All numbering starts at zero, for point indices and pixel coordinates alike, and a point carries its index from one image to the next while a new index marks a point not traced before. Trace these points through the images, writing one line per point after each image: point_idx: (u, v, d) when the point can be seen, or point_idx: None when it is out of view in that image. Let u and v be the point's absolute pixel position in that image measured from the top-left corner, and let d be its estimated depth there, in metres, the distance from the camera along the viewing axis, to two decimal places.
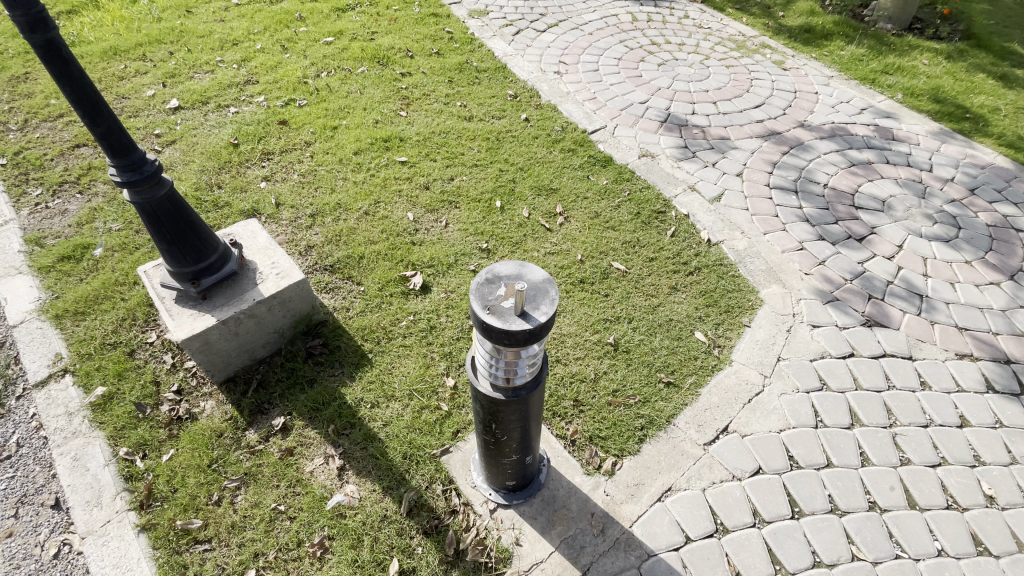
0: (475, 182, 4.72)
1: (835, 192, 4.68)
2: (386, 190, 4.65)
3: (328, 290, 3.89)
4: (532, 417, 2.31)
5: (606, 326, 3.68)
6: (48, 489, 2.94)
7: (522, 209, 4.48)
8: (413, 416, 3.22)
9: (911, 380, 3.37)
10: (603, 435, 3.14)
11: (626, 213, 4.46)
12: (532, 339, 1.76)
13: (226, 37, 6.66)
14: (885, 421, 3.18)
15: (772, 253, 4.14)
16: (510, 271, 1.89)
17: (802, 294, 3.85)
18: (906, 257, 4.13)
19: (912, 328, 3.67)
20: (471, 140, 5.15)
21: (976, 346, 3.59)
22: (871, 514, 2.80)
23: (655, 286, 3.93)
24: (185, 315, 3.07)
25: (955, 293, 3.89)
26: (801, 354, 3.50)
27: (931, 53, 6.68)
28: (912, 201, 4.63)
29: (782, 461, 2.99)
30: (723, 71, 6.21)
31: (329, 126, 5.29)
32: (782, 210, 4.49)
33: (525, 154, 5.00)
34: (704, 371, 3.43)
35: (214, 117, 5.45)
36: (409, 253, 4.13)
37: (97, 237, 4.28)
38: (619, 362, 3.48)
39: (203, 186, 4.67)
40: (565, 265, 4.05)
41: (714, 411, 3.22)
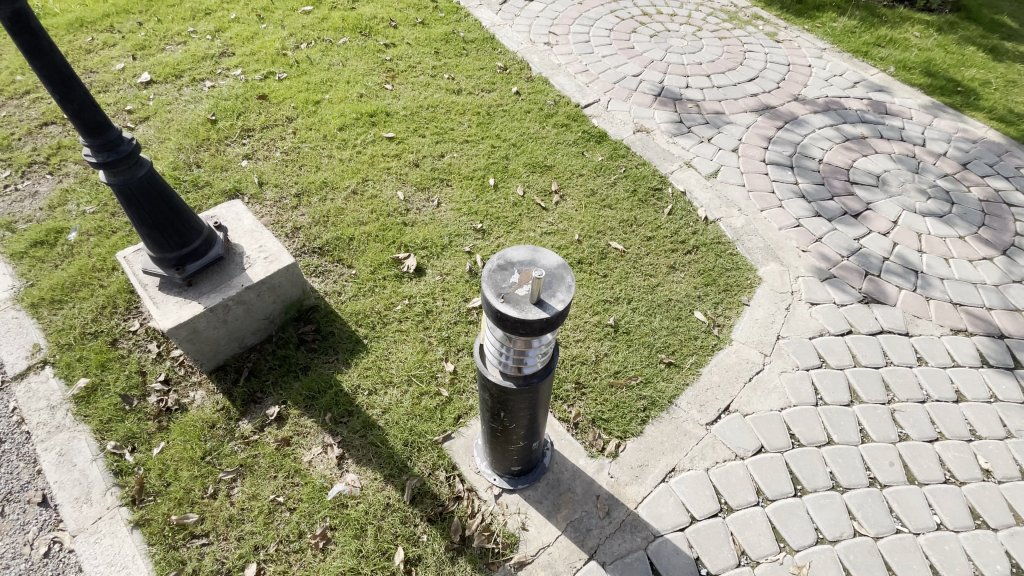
0: (467, 159, 4.58)
1: (830, 168, 4.65)
2: (374, 168, 4.47)
3: (318, 274, 3.76)
4: (541, 404, 2.26)
5: (605, 307, 3.63)
6: (33, 485, 2.82)
7: (516, 187, 4.36)
8: (413, 402, 3.15)
9: (908, 357, 3.40)
10: (605, 417, 3.12)
11: (622, 190, 4.37)
12: (547, 329, 1.69)
13: (197, 6, 6.29)
14: (883, 397, 3.21)
15: (769, 231, 4.11)
16: (523, 256, 1.81)
17: (800, 272, 3.84)
18: (902, 233, 4.14)
19: (908, 304, 3.69)
20: (461, 115, 4.97)
21: (970, 321, 3.63)
22: (872, 490, 2.84)
23: (654, 265, 3.88)
24: (170, 303, 2.93)
25: (950, 269, 3.92)
26: (801, 332, 3.50)
27: (922, 26, 6.62)
28: (906, 176, 4.63)
29: (784, 440, 3.00)
30: (716, 43, 6.08)
31: (312, 101, 5.05)
32: (779, 186, 4.45)
33: (518, 130, 4.85)
34: (705, 351, 3.41)
35: (189, 91, 5.17)
36: (401, 235, 4.00)
37: (71, 220, 4.06)
38: (620, 343, 3.44)
39: (181, 165, 4.44)
40: (562, 245, 3.96)
41: (715, 391, 3.22)
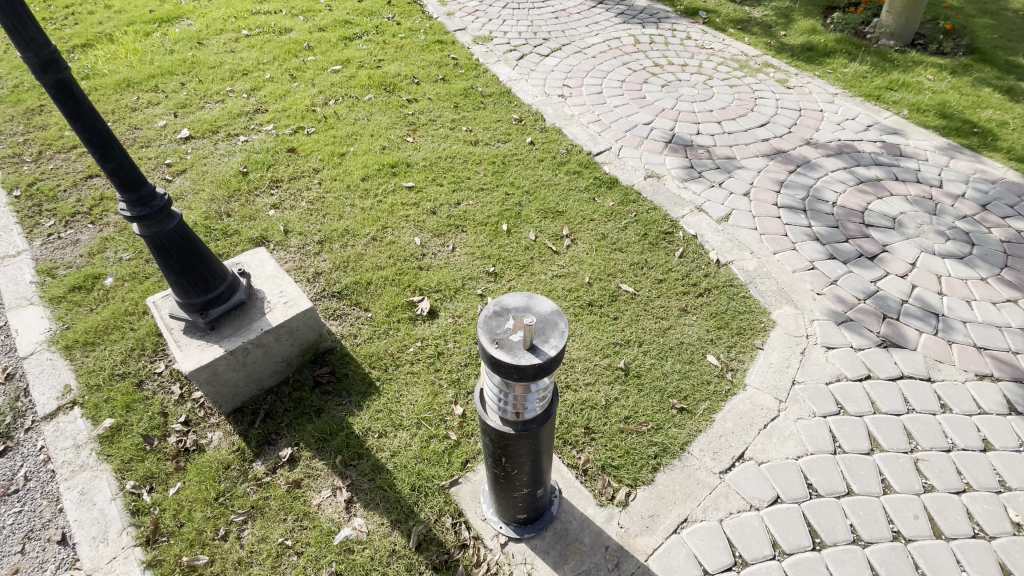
0: (482, 206, 4.73)
1: (844, 210, 4.64)
2: (393, 216, 4.66)
3: (336, 317, 3.88)
4: (543, 450, 2.27)
5: (615, 350, 3.63)
6: (55, 524, 2.91)
7: (528, 232, 4.48)
8: (421, 445, 3.17)
9: (930, 403, 3.29)
10: (615, 463, 3.08)
11: (633, 234, 4.44)
12: (542, 373, 1.73)
13: (236, 67, 6.80)
14: (906, 446, 3.09)
15: (782, 274, 4.09)
16: (518, 302, 1.87)
17: (815, 315, 3.79)
18: (920, 275, 4.07)
19: (929, 348, 3.59)
20: (477, 164, 5.17)
21: (996, 365, 3.51)
22: (896, 545, 2.70)
23: (665, 308, 3.89)
24: (193, 346, 3.07)
25: (972, 312, 3.82)
26: (817, 377, 3.43)
27: (935, 69, 6.68)
28: (923, 217, 4.58)
29: (801, 490, 2.91)
30: (726, 91, 6.23)
31: (337, 153, 5.34)
32: (792, 229, 4.45)
33: (531, 177, 5.01)
34: (718, 397, 3.36)
35: (224, 146, 5.54)
36: (416, 279, 4.12)
37: (108, 267, 4.32)
38: (630, 388, 3.42)
39: (213, 215, 4.71)
40: (573, 288, 4.02)
41: (728, 437, 3.15)
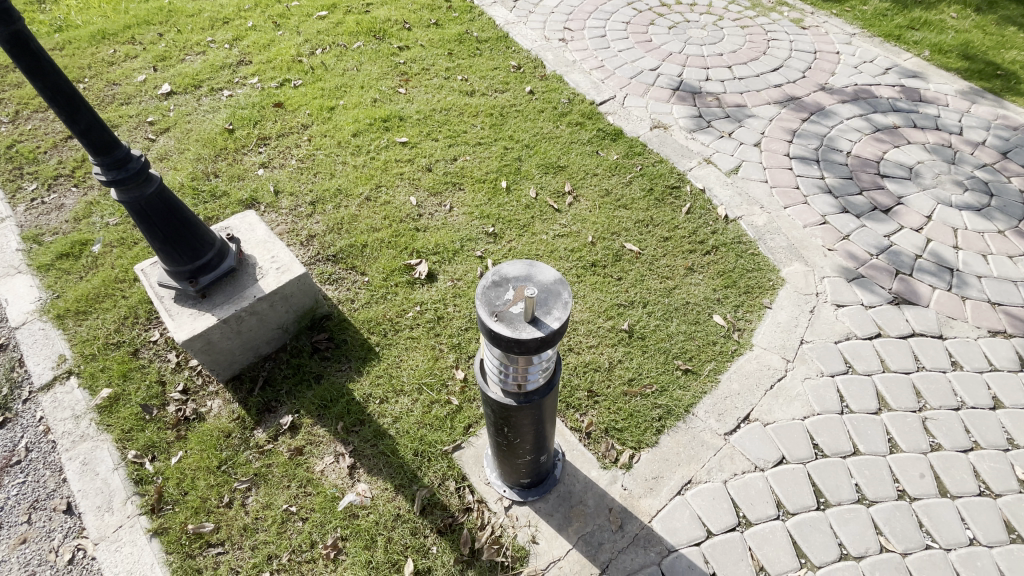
0: (480, 162, 4.53)
1: (858, 161, 4.43)
2: (387, 174, 4.46)
3: (332, 282, 3.77)
4: (546, 419, 2.21)
5: (619, 311, 3.54)
6: (60, 493, 2.92)
7: (529, 189, 4.30)
8: (423, 411, 3.14)
9: (940, 361, 3.22)
10: (619, 427, 3.04)
11: (638, 189, 4.26)
12: (544, 347, 1.64)
13: (216, 15, 6.40)
14: (914, 404, 3.04)
15: (793, 229, 3.94)
16: (518, 272, 1.76)
17: (825, 272, 3.67)
18: (936, 229, 3.92)
19: (942, 305, 3.49)
20: (474, 117, 4.92)
21: (1010, 322, 3.41)
22: (900, 504, 2.69)
23: (671, 268, 3.76)
24: (185, 315, 2.99)
25: (988, 267, 3.70)
26: (826, 336, 3.35)
27: (959, 5, 6.25)
28: (940, 167, 4.38)
29: (807, 450, 2.88)
30: (737, 33, 5.86)
31: (326, 107, 5.08)
32: (803, 182, 4.26)
33: (531, 130, 4.77)
34: (724, 357, 3.29)
35: (208, 101, 5.27)
36: (413, 240, 3.98)
37: (95, 232, 4.19)
38: (635, 349, 3.35)
39: (200, 175, 4.53)
40: (576, 248, 3.89)
41: (734, 398, 3.11)
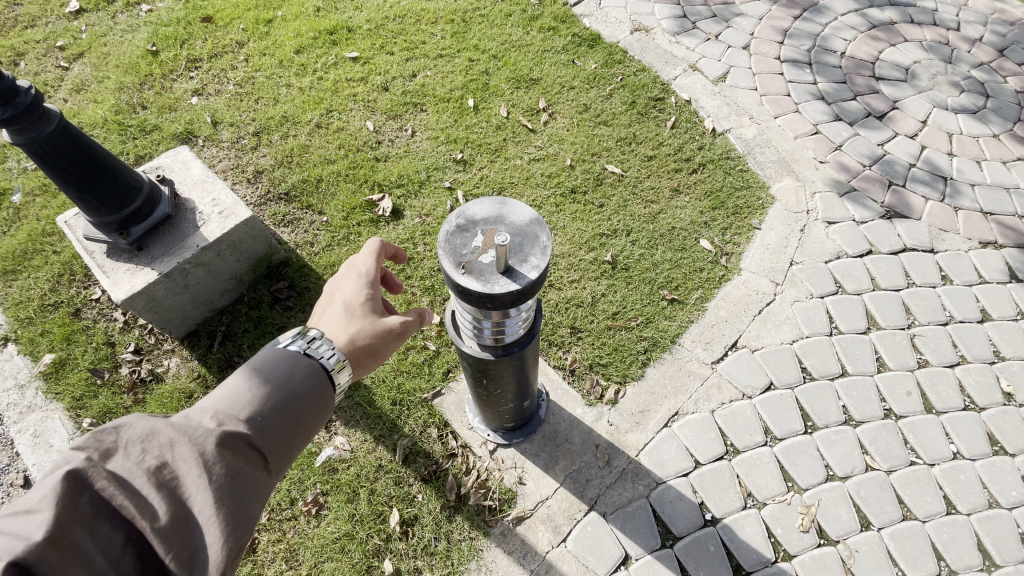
0: (443, 78, 4.06)
1: (852, 62, 4.09)
2: (339, 95, 3.98)
3: (287, 224, 3.43)
4: (528, 367, 2.05)
5: (601, 241, 3.32)
6: (14, 468, 2.73)
7: (499, 107, 3.89)
8: (398, 358, 2.97)
9: (931, 276, 3.12)
10: (604, 362, 2.93)
11: (618, 104, 3.89)
12: (521, 300, 1.44)
13: None
14: (903, 322, 2.97)
15: (783, 141, 3.67)
16: (487, 213, 1.52)
17: (816, 187, 3.46)
18: (930, 135, 3.70)
19: (934, 217, 3.35)
20: (433, 25, 4.36)
21: (1001, 232, 3.30)
22: (886, 423, 2.68)
23: (655, 190, 3.51)
24: (121, 270, 2.67)
25: (982, 174, 3.53)
26: (816, 256, 3.20)
27: None
28: (938, 67, 4.09)
29: (795, 375, 2.82)
30: None
31: (262, 19, 4.45)
32: (795, 88, 3.93)
33: (497, 38, 4.26)
34: (711, 284, 3.14)
35: (124, 18, 4.57)
36: (374, 172, 3.61)
37: (13, 179, 3.71)
38: (619, 281, 3.18)
39: (125, 108, 3.99)
40: (553, 173, 3.58)
41: (721, 326, 3.00)
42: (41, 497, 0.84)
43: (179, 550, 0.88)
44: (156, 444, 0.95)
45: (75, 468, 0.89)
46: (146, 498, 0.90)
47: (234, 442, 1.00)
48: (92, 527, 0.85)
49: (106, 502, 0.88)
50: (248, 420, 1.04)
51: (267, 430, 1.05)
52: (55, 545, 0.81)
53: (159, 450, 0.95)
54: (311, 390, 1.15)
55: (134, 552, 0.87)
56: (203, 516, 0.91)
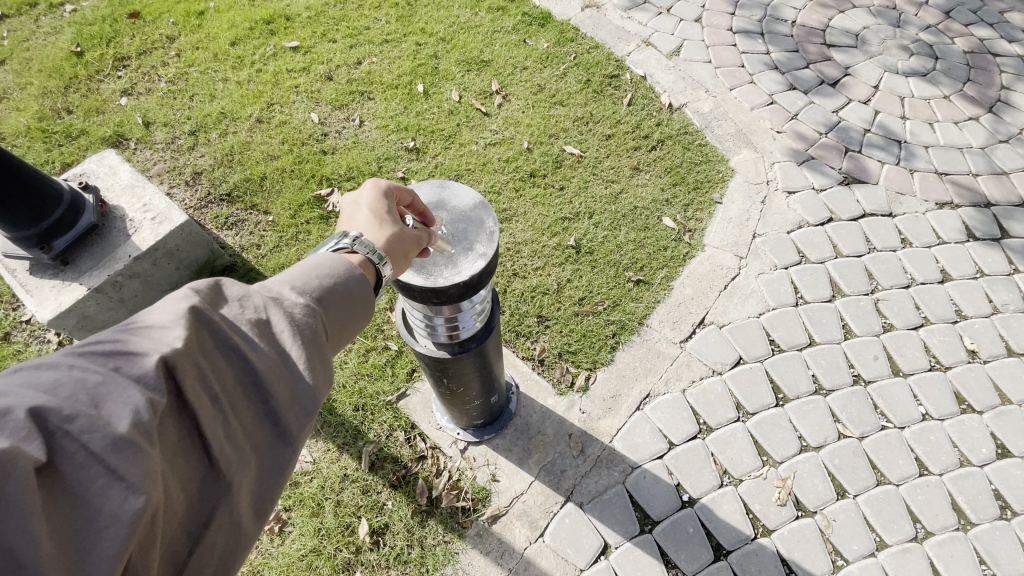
0: (390, 64, 3.88)
1: (804, 30, 4.07)
2: (281, 88, 3.77)
3: (230, 227, 3.22)
4: (491, 362, 1.95)
5: (563, 225, 3.22)
6: None
7: (451, 92, 3.74)
8: (359, 361, 2.84)
9: (891, 240, 3.13)
10: (573, 349, 2.85)
11: (573, 83, 3.78)
12: (469, 292, 1.35)
13: None
14: (867, 288, 2.97)
15: (740, 113, 3.63)
16: (428, 199, 1.40)
17: (775, 158, 3.44)
18: (883, 100, 3.71)
19: (892, 181, 3.36)
20: (377, 10, 4.16)
21: (956, 192, 3.33)
22: (856, 389, 2.68)
23: (615, 170, 3.43)
24: (46, 289, 2.48)
25: (935, 136, 3.56)
26: (778, 227, 3.18)
27: None
28: (887, 32, 4.10)
29: (764, 348, 2.79)
30: None
31: (193, 11, 4.18)
32: (748, 59, 3.89)
33: (445, 21, 4.10)
34: (676, 262, 3.09)
35: (41, 17, 4.24)
36: (322, 166, 3.44)
37: None
38: (583, 265, 3.09)
39: (47, 113, 3.70)
40: (510, 158, 3.47)
41: (688, 304, 2.95)
42: (167, 317, 0.75)
43: (282, 396, 0.80)
44: (254, 295, 0.86)
45: (197, 299, 0.79)
46: (255, 341, 0.81)
47: (318, 310, 0.92)
48: (211, 348, 0.77)
49: (222, 338, 0.78)
50: (332, 303, 0.95)
51: (338, 326, 0.95)
52: (185, 358, 0.72)
53: (260, 303, 0.86)
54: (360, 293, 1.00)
55: (241, 389, 0.78)
56: (305, 369, 0.84)
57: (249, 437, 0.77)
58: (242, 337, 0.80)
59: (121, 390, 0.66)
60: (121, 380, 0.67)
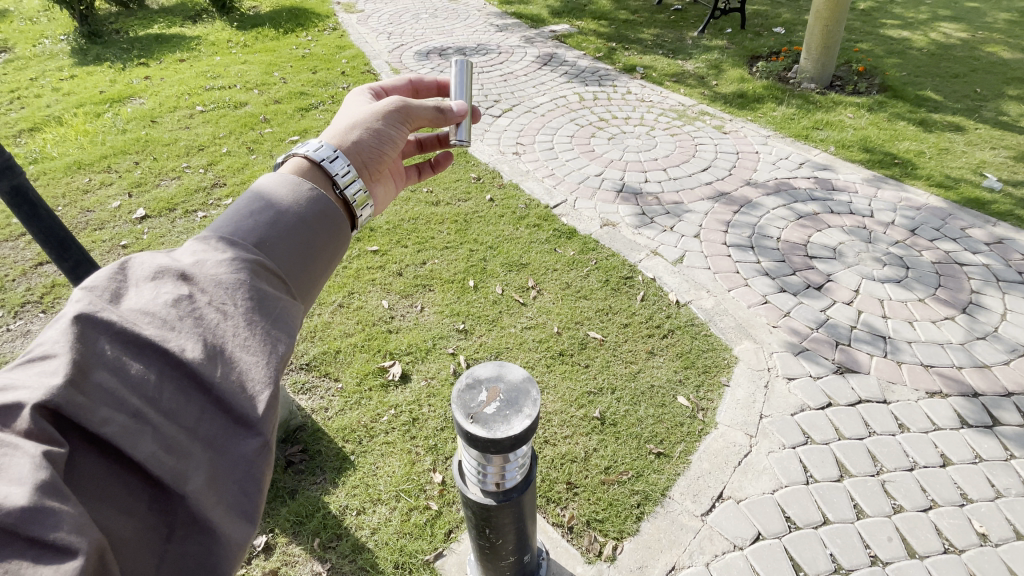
0: (448, 264, 4.82)
1: (788, 244, 4.94)
2: (359, 280, 4.68)
3: (305, 392, 3.81)
4: (527, 516, 2.28)
5: (589, 399, 3.68)
6: None
7: (495, 287, 4.57)
8: (402, 519, 3.11)
9: (889, 424, 3.45)
10: (600, 517, 3.07)
11: (595, 281, 4.59)
12: (518, 444, 1.79)
13: (192, 143, 6.83)
14: (872, 469, 3.22)
15: (738, 309, 4.29)
16: (490, 373, 1.94)
17: (773, 348, 3.97)
18: (864, 301, 4.34)
19: (881, 371, 3.79)
20: (440, 224, 5.29)
21: (944, 382, 3.72)
22: (875, 570, 2.78)
23: (633, 353, 3.99)
24: None
25: (915, 332, 4.08)
26: (782, 409, 3.56)
27: (854, 107, 7.22)
28: (860, 246, 4.93)
29: (780, 524, 2.97)
30: (668, 140, 6.64)
31: None
32: (742, 266, 4.69)
33: (493, 233, 5.15)
34: (692, 437, 3.43)
35: (182, 223, 5.50)
36: (386, 342, 4.12)
37: None
38: (608, 436, 3.46)
39: None
40: (543, 340, 4.10)
41: (706, 478, 3.22)
42: (56, 340, 0.88)
43: (215, 378, 0.93)
44: (159, 294, 1.00)
45: (89, 309, 0.93)
46: (165, 335, 0.94)
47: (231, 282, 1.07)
48: (118, 353, 0.90)
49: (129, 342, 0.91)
50: (257, 246, 1.20)
51: (274, 253, 1.22)
52: (76, 391, 0.83)
53: (168, 294, 1.01)
54: (315, 214, 1.34)
55: (168, 386, 0.90)
56: (235, 337, 0.99)
57: (189, 415, 0.89)
58: (154, 327, 0.94)
59: (19, 450, 0.77)
60: (16, 438, 0.79)
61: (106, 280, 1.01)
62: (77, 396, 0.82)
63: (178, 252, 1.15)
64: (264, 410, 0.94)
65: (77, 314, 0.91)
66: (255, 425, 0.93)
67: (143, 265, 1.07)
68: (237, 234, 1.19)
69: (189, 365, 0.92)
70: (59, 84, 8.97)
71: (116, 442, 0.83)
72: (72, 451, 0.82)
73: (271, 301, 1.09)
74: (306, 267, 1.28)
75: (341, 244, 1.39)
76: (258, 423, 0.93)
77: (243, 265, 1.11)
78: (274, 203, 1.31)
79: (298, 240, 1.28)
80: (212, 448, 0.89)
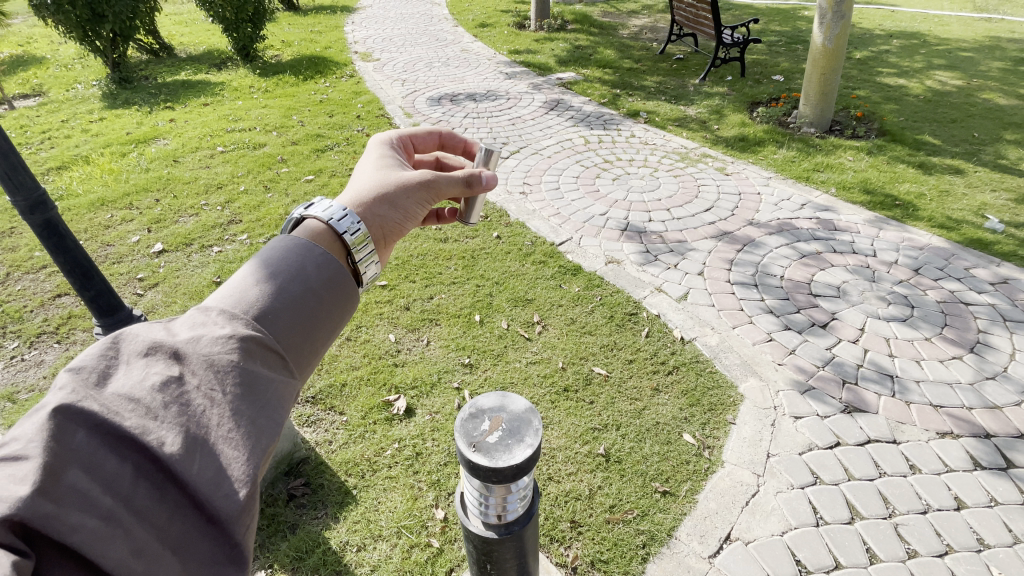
0: (454, 299, 4.90)
1: (791, 283, 4.98)
2: (367, 314, 4.75)
3: (310, 424, 3.82)
4: (528, 552, 2.25)
5: (594, 435, 3.66)
6: None
7: (501, 321, 4.62)
8: (403, 556, 3.06)
9: (900, 465, 3.40)
10: (604, 557, 3.01)
11: (600, 317, 4.63)
12: (519, 473, 1.81)
13: (211, 181, 7.10)
14: (884, 511, 3.15)
15: (743, 347, 4.29)
16: (493, 403, 1.96)
17: (779, 386, 3.95)
18: (870, 340, 4.33)
19: (890, 410, 3.75)
20: (448, 260, 5.41)
21: (954, 423, 3.67)
22: None
23: (638, 389, 3.98)
24: None
25: (923, 371, 4.05)
26: (790, 448, 3.52)
27: (854, 150, 7.38)
28: (863, 285, 4.96)
29: (791, 567, 2.90)
30: (672, 181, 6.80)
31: None
32: (746, 304, 4.72)
33: (500, 269, 5.25)
34: (698, 476, 3.39)
35: (197, 257, 5.66)
36: (392, 375, 4.15)
37: None
38: (613, 474, 3.42)
39: None
40: (547, 374, 4.12)
41: (714, 518, 3.15)
42: (30, 437, 0.79)
43: (195, 475, 0.82)
44: (146, 376, 0.90)
45: (68, 396, 0.83)
46: (147, 427, 0.84)
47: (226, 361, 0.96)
48: (95, 449, 0.80)
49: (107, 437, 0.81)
50: (257, 319, 1.09)
51: (276, 328, 1.11)
52: (46, 497, 0.73)
53: (155, 377, 0.91)
54: (324, 281, 1.24)
55: (144, 485, 0.80)
56: (222, 429, 0.88)
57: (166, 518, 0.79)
58: (136, 416, 0.84)
59: None
60: None
61: (93, 358, 0.92)
62: (46, 504, 0.72)
63: (175, 322, 1.05)
64: (244, 515, 0.83)
65: (55, 406, 0.81)
66: (235, 531, 0.82)
67: (136, 339, 0.98)
68: (239, 305, 1.10)
69: (171, 463, 0.81)
70: (88, 125, 9.41)
71: (82, 558, 0.72)
72: (40, 561, 0.71)
73: (265, 383, 0.97)
74: (309, 339, 1.17)
75: (353, 309, 1.28)
76: (238, 533, 0.82)
77: (242, 342, 1.00)
78: (281, 269, 1.20)
79: (305, 308, 1.17)
80: (184, 557, 0.78)
